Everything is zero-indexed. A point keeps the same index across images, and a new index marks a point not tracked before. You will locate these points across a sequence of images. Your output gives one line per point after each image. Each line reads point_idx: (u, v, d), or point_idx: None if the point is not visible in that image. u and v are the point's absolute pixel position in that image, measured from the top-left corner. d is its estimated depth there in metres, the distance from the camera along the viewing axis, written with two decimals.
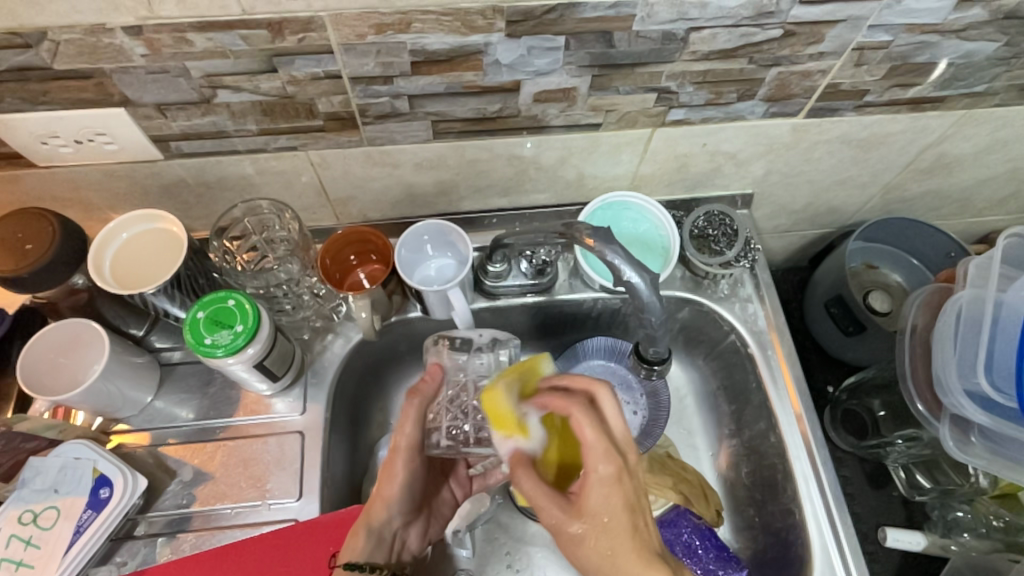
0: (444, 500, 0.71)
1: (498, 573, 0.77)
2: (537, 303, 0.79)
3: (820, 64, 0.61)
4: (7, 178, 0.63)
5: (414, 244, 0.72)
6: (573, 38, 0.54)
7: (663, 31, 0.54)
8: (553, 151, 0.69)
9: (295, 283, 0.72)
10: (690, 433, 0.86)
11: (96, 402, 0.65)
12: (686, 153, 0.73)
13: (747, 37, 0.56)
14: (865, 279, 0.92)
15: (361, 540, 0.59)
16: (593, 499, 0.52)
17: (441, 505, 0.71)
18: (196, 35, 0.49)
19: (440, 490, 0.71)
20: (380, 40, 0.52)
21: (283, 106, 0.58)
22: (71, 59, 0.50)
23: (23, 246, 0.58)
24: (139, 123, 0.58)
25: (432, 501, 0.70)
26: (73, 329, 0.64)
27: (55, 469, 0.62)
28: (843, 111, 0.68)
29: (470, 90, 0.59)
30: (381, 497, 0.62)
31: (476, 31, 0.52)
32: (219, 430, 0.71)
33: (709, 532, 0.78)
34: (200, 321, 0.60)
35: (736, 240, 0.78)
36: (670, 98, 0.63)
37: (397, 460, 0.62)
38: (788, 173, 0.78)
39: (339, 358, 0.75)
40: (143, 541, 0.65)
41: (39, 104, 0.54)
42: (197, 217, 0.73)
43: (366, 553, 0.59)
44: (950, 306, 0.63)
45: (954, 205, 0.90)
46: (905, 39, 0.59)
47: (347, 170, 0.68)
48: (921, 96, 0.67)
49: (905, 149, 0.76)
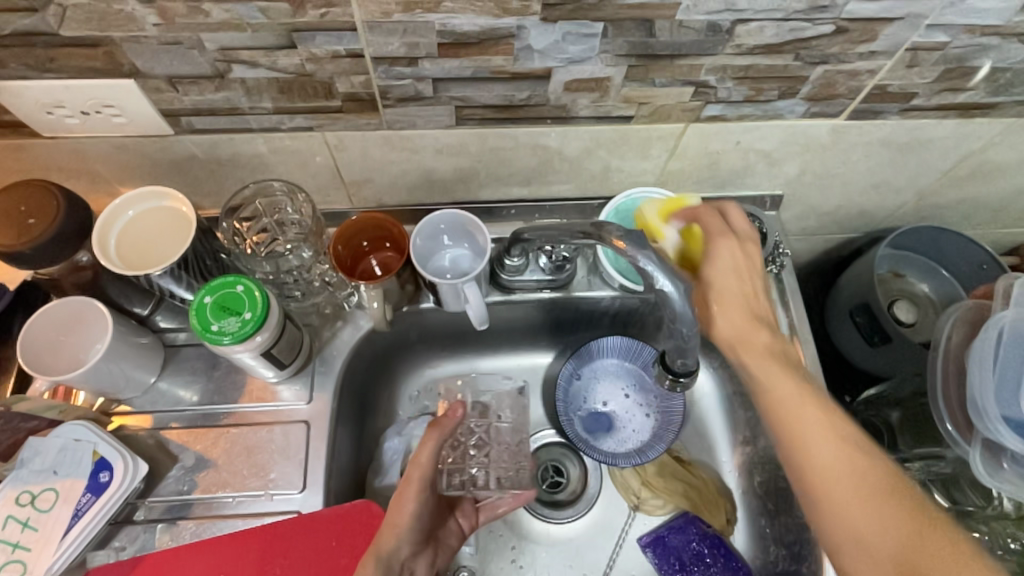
0: (450, 531, 0.69)
1: (502, 569, 0.76)
2: (553, 299, 0.76)
3: (870, 63, 0.57)
4: (10, 146, 0.60)
5: (430, 233, 0.69)
6: (612, 25, 0.51)
7: (708, 21, 0.51)
8: (579, 142, 0.66)
9: (306, 269, 0.70)
10: (703, 438, 0.82)
11: (98, 383, 0.63)
12: (718, 151, 0.69)
13: (797, 31, 0.53)
14: (892, 287, 0.89)
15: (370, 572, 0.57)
16: (748, 341, 0.56)
17: (449, 536, 0.69)
18: (212, 5, 0.46)
19: (445, 518, 0.69)
20: (407, 19, 0.49)
21: (301, 84, 0.55)
22: (79, 25, 0.47)
23: (26, 220, 0.56)
24: (149, 96, 0.55)
25: (442, 535, 0.68)
26: (75, 307, 0.62)
27: (55, 450, 0.61)
28: (886, 114, 0.65)
29: (498, 76, 0.56)
30: (403, 511, 0.61)
31: (510, 13, 0.49)
32: (223, 415, 0.69)
33: (719, 540, 0.76)
34: (207, 305, 0.58)
35: (765, 244, 0.75)
36: (707, 92, 0.60)
37: (413, 478, 0.62)
38: (822, 175, 0.75)
39: (347, 347, 0.73)
40: (143, 526, 0.64)
41: (44, 71, 0.52)
42: (206, 195, 0.71)
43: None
44: (991, 326, 0.62)
45: (989, 215, 0.87)
46: (963, 41, 0.55)
47: (364, 153, 0.65)
48: (971, 101, 0.64)
49: (946, 156, 0.73)
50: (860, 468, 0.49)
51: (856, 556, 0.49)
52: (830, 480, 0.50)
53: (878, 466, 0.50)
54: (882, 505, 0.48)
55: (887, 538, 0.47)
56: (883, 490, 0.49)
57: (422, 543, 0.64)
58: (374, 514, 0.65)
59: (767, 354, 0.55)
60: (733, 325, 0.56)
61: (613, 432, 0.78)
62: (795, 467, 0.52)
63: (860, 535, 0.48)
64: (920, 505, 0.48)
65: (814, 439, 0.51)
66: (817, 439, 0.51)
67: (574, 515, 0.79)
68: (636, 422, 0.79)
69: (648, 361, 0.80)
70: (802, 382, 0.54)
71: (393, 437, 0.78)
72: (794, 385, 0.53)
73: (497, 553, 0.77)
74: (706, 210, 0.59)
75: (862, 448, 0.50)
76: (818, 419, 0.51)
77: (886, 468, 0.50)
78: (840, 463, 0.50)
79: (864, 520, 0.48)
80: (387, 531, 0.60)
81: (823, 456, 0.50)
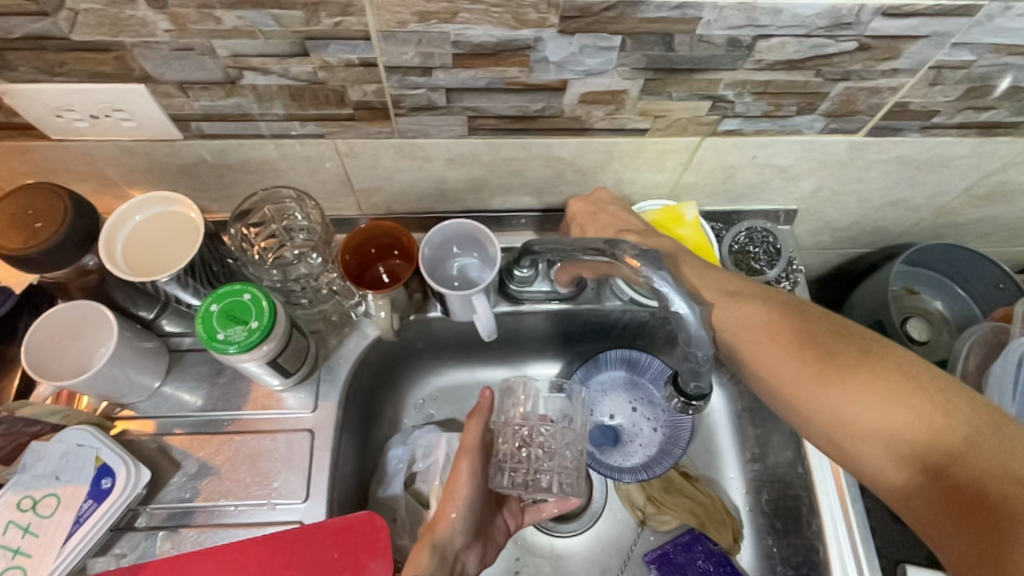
0: (499, 529, 0.68)
1: None
2: (562, 310, 0.75)
3: (892, 80, 0.56)
4: (19, 148, 0.60)
5: (439, 243, 0.68)
6: (630, 39, 0.50)
7: (728, 36, 0.50)
8: (593, 154, 0.65)
9: (313, 277, 0.69)
10: (711, 453, 0.81)
11: (102, 388, 0.62)
12: (733, 165, 0.68)
13: (819, 48, 0.52)
14: (906, 305, 0.88)
15: (425, 556, 0.57)
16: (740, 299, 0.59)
17: (496, 533, 0.68)
18: (225, 12, 0.46)
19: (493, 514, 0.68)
20: (422, 29, 0.48)
21: (313, 92, 0.54)
22: (90, 30, 0.47)
23: (32, 224, 0.55)
24: (159, 101, 0.55)
25: (490, 531, 0.67)
26: (81, 311, 0.62)
27: (57, 455, 0.61)
28: (906, 132, 0.64)
29: (512, 87, 0.55)
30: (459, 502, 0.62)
31: (527, 25, 0.48)
32: (227, 422, 0.68)
33: (725, 559, 0.74)
34: (213, 314, 0.57)
35: (778, 259, 0.73)
36: (725, 106, 0.59)
37: (466, 464, 0.63)
38: (838, 191, 0.74)
39: (353, 356, 0.72)
40: (144, 534, 0.63)
41: (54, 75, 0.51)
42: (215, 199, 0.70)
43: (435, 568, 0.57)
44: (1011, 352, 0.60)
45: (1007, 234, 0.85)
46: (988, 60, 0.54)
47: (374, 160, 0.64)
48: (994, 120, 0.62)
49: (966, 174, 0.72)
50: (880, 380, 0.51)
51: (900, 457, 0.49)
52: (828, 382, 0.52)
53: (890, 365, 0.52)
54: (902, 396, 0.50)
55: (919, 421, 0.49)
56: (898, 383, 0.51)
57: (473, 537, 0.64)
58: (379, 527, 0.62)
59: (752, 306, 0.58)
60: (744, 307, 0.58)
61: (620, 446, 0.77)
62: (805, 402, 0.54)
63: (893, 431, 0.50)
64: (932, 389, 0.50)
65: (801, 362, 0.54)
66: (803, 354, 0.54)
67: (579, 529, 0.77)
68: (643, 436, 0.77)
69: (657, 376, 0.79)
70: (780, 310, 0.58)
71: (396, 445, 0.77)
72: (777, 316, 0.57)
73: (500, 565, 0.76)
74: (604, 197, 0.67)
75: (860, 347, 0.54)
76: (796, 336, 0.55)
77: (885, 356, 0.53)
78: (831, 368, 0.52)
79: (869, 403, 0.51)
80: (438, 522, 0.60)
81: (836, 378, 0.52)
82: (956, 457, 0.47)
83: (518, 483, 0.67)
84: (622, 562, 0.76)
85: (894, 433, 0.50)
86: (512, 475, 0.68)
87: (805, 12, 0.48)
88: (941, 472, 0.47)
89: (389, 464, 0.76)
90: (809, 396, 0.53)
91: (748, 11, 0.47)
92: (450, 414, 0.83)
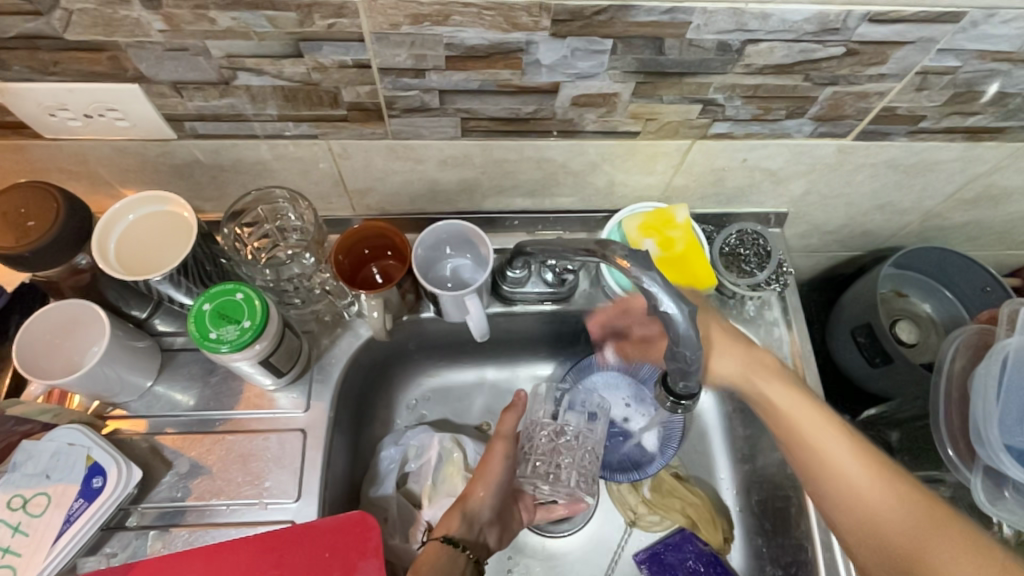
0: (517, 517, 0.73)
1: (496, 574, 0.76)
2: (554, 311, 0.76)
3: (879, 85, 0.57)
4: (12, 147, 0.60)
5: (432, 243, 0.69)
6: (621, 42, 0.50)
7: (718, 41, 0.51)
8: (585, 156, 0.66)
9: (306, 277, 0.70)
10: (702, 454, 0.82)
11: (94, 387, 0.62)
12: (723, 168, 0.69)
13: (808, 53, 0.52)
14: (894, 307, 0.89)
15: (456, 519, 0.66)
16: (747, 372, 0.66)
17: (514, 521, 0.73)
18: (219, 13, 0.46)
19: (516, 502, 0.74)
20: (415, 31, 0.48)
21: (307, 93, 0.55)
22: (84, 30, 0.47)
23: (25, 223, 0.55)
24: (153, 101, 0.55)
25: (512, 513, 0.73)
26: (72, 311, 0.62)
27: (48, 454, 0.60)
28: (894, 136, 0.64)
29: (504, 89, 0.55)
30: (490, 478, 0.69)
31: (519, 28, 0.48)
32: (219, 422, 0.68)
33: (715, 559, 0.75)
34: (206, 313, 0.57)
35: (768, 262, 0.74)
36: (715, 110, 0.59)
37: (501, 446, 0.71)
38: (827, 194, 0.75)
39: (345, 356, 0.72)
40: (135, 533, 0.63)
41: (48, 74, 0.51)
42: (208, 199, 0.70)
43: (461, 533, 0.65)
44: (995, 352, 0.62)
45: (993, 237, 0.87)
46: (974, 66, 0.55)
47: (368, 161, 0.65)
48: (980, 125, 0.63)
49: (953, 178, 0.72)
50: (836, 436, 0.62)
51: (858, 526, 0.60)
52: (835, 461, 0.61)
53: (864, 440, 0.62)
54: (875, 464, 0.60)
55: (894, 510, 0.58)
56: (873, 463, 0.60)
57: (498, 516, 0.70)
58: (370, 526, 0.62)
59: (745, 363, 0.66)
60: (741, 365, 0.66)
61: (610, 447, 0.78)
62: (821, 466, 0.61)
63: (874, 512, 0.59)
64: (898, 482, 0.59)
65: (836, 434, 0.62)
66: (826, 429, 0.62)
67: (571, 529, 0.78)
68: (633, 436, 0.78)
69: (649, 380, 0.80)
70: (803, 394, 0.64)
71: (388, 445, 0.77)
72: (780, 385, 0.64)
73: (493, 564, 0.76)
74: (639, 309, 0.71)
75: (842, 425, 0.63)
76: (818, 418, 0.62)
77: (868, 455, 0.61)
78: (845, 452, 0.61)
79: (867, 484, 0.60)
80: (469, 492, 0.68)
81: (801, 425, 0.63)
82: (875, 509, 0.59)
83: (539, 474, 0.74)
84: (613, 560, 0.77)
85: (861, 500, 0.59)
86: (535, 466, 0.75)
87: (793, 18, 0.48)
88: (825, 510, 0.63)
89: (381, 464, 0.76)
90: (817, 444, 0.62)
91: (738, 15, 0.48)
92: (442, 415, 0.84)
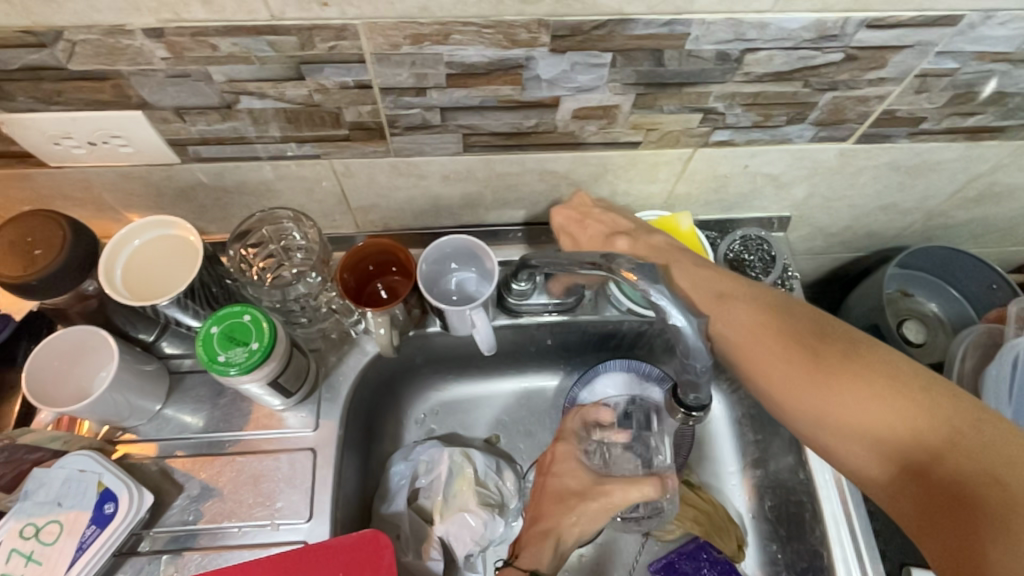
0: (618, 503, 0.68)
1: None
2: (560, 322, 0.76)
3: (879, 89, 0.57)
4: (16, 175, 0.60)
5: (437, 258, 0.69)
6: (621, 55, 0.51)
7: (717, 51, 0.51)
8: (586, 167, 0.66)
9: (312, 297, 0.69)
10: (711, 462, 0.82)
11: (102, 413, 0.62)
12: (725, 174, 0.69)
13: (806, 59, 0.53)
14: (901, 307, 0.89)
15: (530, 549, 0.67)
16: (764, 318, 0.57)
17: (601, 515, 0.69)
18: (221, 39, 0.46)
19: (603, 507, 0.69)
20: (416, 51, 0.49)
21: (308, 114, 0.55)
22: (88, 60, 0.47)
23: (32, 251, 0.56)
24: (157, 127, 0.55)
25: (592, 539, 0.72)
26: (80, 337, 0.62)
27: (59, 481, 0.60)
28: (895, 138, 0.64)
29: (505, 105, 0.55)
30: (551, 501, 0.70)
31: (519, 45, 0.49)
32: (229, 443, 0.69)
33: (729, 567, 0.74)
34: (214, 336, 0.57)
35: (772, 266, 0.74)
36: (716, 118, 0.59)
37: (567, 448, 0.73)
38: (830, 197, 0.75)
39: (352, 373, 0.72)
40: (147, 558, 0.63)
41: (53, 104, 0.51)
42: (212, 220, 0.71)
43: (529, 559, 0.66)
44: (1006, 351, 0.61)
45: (998, 234, 0.86)
46: (972, 67, 0.55)
47: (370, 179, 0.65)
48: (981, 125, 0.63)
49: (954, 177, 0.73)
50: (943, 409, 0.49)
51: (882, 456, 0.50)
52: (813, 387, 0.53)
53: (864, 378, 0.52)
54: (878, 384, 0.51)
55: (866, 402, 0.51)
56: (896, 377, 0.51)
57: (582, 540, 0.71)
58: (383, 546, 0.62)
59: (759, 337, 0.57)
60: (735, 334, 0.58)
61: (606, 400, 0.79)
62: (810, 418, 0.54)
63: (868, 428, 0.51)
64: (937, 393, 0.50)
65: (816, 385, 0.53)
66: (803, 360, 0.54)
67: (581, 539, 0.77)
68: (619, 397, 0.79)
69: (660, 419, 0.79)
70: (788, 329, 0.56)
71: (397, 461, 0.77)
72: (790, 348, 0.55)
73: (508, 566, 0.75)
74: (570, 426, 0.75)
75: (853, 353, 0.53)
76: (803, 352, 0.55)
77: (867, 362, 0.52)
78: (849, 410, 0.51)
79: (863, 416, 0.51)
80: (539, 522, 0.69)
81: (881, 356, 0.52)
82: (951, 442, 0.47)
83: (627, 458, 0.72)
84: (629, 568, 0.77)
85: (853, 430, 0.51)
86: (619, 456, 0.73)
87: (792, 26, 0.49)
88: (923, 475, 0.48)
89: (391, 481, 0.76)
90: (802, 398, 0.54)
91: (736, 26, 0.48)
92: (451, 429, 0.83)
